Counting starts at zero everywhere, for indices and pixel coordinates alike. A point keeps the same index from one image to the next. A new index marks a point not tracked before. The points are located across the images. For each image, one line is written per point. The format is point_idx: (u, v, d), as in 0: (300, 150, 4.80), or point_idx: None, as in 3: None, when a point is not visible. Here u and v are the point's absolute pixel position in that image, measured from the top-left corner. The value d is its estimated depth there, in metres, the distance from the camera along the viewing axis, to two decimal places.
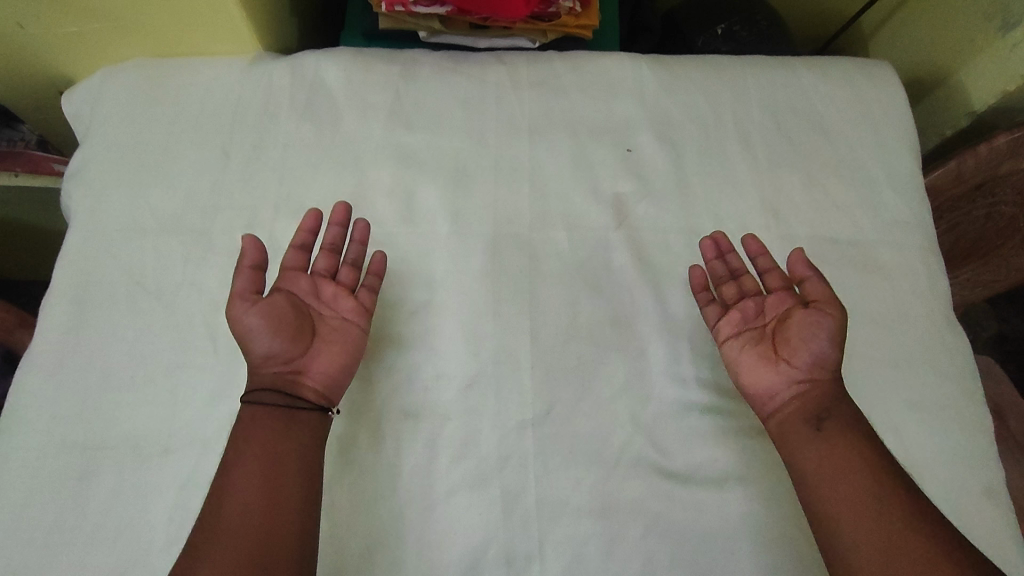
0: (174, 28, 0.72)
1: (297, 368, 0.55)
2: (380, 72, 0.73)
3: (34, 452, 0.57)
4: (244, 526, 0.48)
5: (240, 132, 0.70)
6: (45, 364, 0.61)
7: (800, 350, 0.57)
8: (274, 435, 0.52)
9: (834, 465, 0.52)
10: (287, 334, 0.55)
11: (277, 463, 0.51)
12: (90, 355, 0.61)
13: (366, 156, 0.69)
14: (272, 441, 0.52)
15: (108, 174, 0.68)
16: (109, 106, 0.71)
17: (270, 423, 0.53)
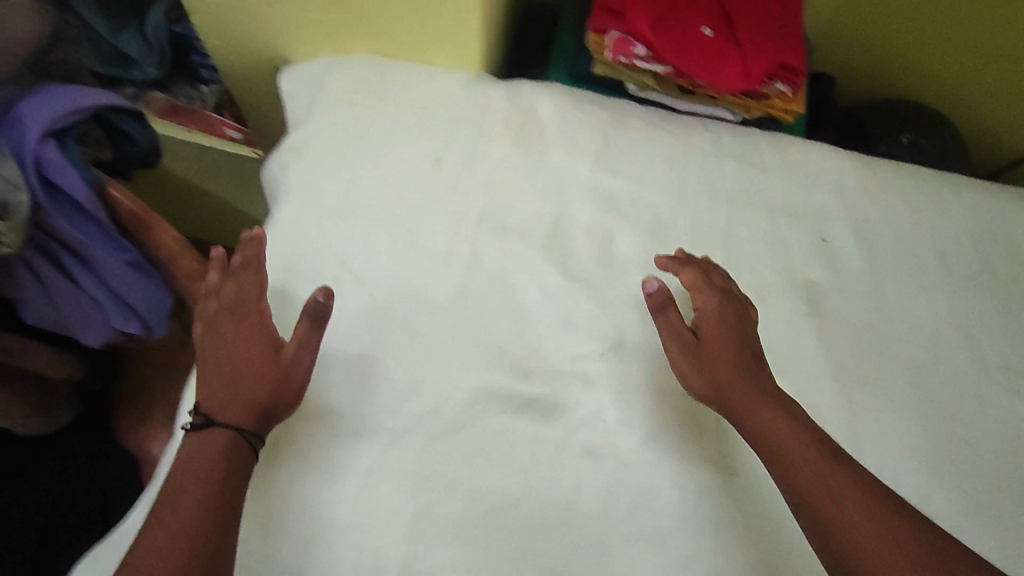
0: (408, 33, 0.76)
1: (264, 407, 0.56)
2: (591, 113, 0.75)
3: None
4: (172, 544, 0.48)
5: (453, 142, 0.72)
6: None
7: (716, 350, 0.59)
8: (200, 463, 0.52)
9: (780, 453, 0.53)
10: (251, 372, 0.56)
11: (195, 486, 0.50)
12: (293, 322, 0.63)
13: (569, 191, 0.71)
14: (192, 472, 0.51)
15: (328, 157, 0.71)
16: (336, 95, 0.75)
17: (210, 457, 0.52)
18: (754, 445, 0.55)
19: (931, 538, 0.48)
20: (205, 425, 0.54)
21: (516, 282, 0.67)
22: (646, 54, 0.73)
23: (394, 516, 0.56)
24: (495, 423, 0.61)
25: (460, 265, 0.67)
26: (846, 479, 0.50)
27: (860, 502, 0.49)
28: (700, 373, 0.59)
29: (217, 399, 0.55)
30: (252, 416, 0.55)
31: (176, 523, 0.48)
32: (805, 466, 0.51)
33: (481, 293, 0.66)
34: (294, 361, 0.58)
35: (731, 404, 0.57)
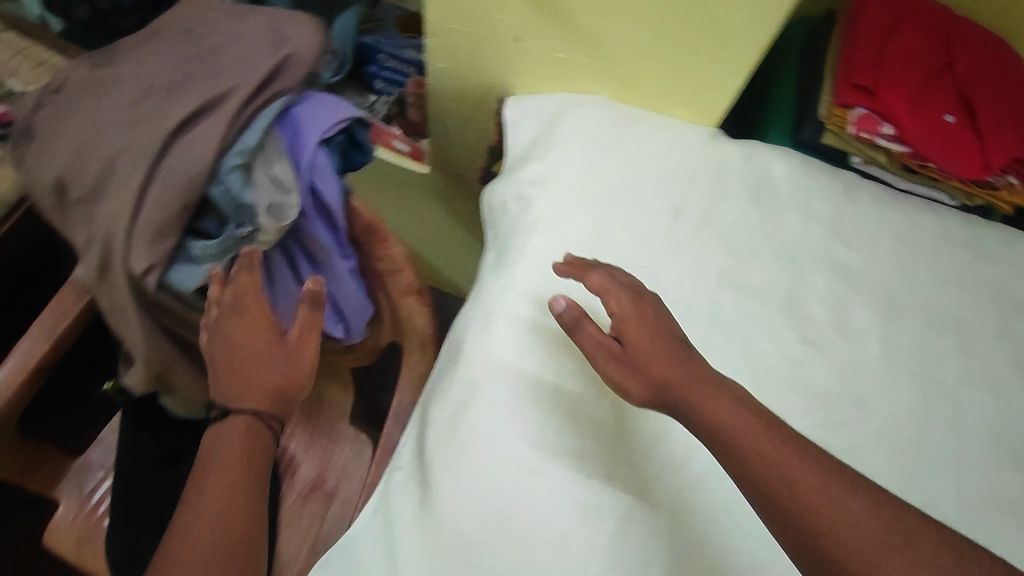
0: (656, 83, 0.76)
1: (281, 394, 0.66)
2: (823, 183, 0.76)
3: (491, 433, 0.61)
4: (213, 533, 0.57)
5: (693, 193, 0.74)
6: (509, 350, 0.65)
7: (627, 375, 0.58)
8: (233, 452, 0.62)
9: (727, 446, 0.52)
10: (254, 365, 0.66)
11: (227, 478, 0.61)
12: (547, 356, 0.65)
13: (803, 258, 0.73)
14: (217, 462, 0.61)
15: (573, 194, 0.73)
16: (576, 132, 0.77)
17: (235, 444, 0.63)
18: (705, 437, 0.54)
19: (886, 505, 0.49)
20: (223, 415, 0.64)
21: (754, 342, 0.68)
22: (891, 133, 0.75)
23: (648, 569, 0.57)
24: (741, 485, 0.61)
25: (701, 316, 0.69)
26: (793, 460, 0.51)
27: (827, 494, 0.49)
28: (643, 377, 0.57)
29: (237, 387, 0.64)
30: (267, 397, 0.65)
31: (204, 515, 0.58)
32: (757, 460, 0.51)
33: (721, 348, 0.68)
34: (299, 344, 0.68)
35: (676, 400, 0.56)
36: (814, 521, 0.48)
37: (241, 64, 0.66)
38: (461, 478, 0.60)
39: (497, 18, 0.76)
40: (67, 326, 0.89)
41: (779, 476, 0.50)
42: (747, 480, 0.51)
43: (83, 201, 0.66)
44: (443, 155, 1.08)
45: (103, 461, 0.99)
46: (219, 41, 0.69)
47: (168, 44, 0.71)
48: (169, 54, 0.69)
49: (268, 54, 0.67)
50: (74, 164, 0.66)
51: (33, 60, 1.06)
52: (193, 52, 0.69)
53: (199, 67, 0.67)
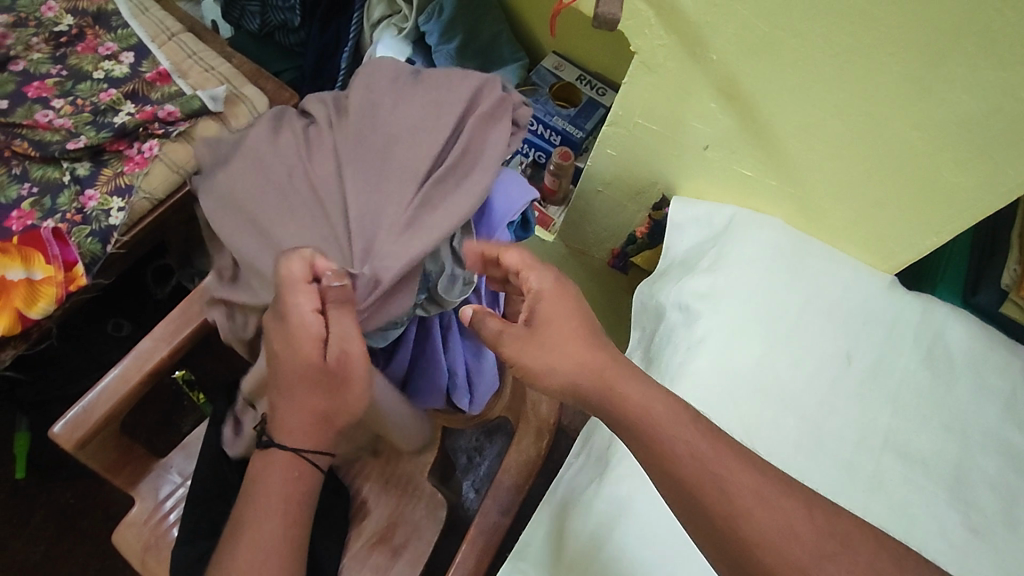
0: (844, 222, 0.74)
1: (314, 420, 0.60)
2: (1003, 356, 0.71)
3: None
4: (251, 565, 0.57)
5: (866, 343, 0.71)
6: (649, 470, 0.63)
7: (536, 351, 0.56)
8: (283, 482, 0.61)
9: (651, 442, 0.50)
10: (300, 400, 0.59)
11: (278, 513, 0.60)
12: None
13: (975, 434, 0.67)
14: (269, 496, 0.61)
15: (741, 319, 0.70)
16: (750, 254, 0.75)
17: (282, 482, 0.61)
18: (621, 419, 0.53)
19: (822, 510, 0.47)
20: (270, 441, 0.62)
21: (913, 516, 0.63)
22: None
23: None
24: None
25: (863, 481, 0.65)
26: (725, 456, 0.49)
27: (752, 488, 0.48)
28: (560, 363, 0.55)
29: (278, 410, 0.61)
30: (309, 432, 0.61)
31: (246, 561, 0.57)
32: (681, 451, 0.49)
33: (880, 516, 0.63)
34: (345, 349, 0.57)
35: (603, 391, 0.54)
36: (744, 520, 0.46)
37: (470, 161, 0.65)
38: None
39: (692, 125, 0.76)
40: (189, 331, 0.85)
41: (713, 477, 0.48)
42: (668, 474, 0.49)
43: (254, 227, 0.65)
44: (570, 223, 1.03)
45: (182, 467, 0.94)
46: (445, 112, 0.66)
47: (388, 99, 0.67)
48: (395, 119, 0.66)
49: (496, 153, 0.65)
50: (282, 221, 0.64)
51: (203, 64, 1.09)
52: (418, 123, 0.65)
53: (426, 145, 0.64)
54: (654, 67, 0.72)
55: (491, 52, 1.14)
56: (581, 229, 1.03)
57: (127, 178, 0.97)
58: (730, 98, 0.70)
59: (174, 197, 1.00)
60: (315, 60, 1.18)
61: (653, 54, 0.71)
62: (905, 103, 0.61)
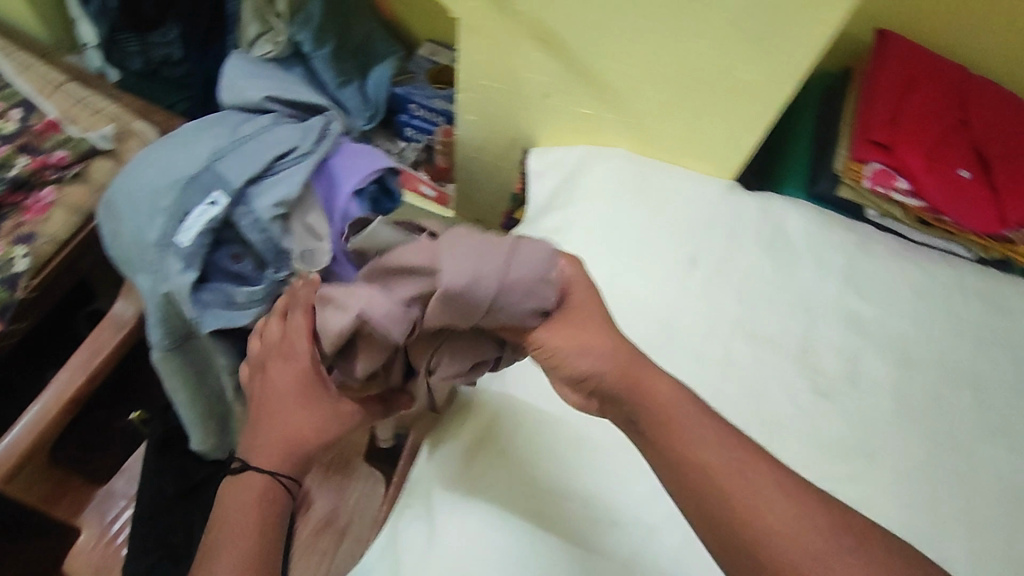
0: (675, 140, 0.80)
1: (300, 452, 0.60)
2: (837, 235, 0.78)
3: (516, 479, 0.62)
4: None
5: (709, 245, 0.76)
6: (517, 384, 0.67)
7: (571, 347, 0.51)
8: (253, 506, 0.58)
9: (702, 445, 0.50)
10: (285, 424, 0.60)
11: (245, 537, 0.56)
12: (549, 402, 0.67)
13: (817, 308, 0.73)
14: (237, 525, 0.56)
15: (592, 242, 0.76)
16: (598, 186, 0.81)
17: (250, 503, 0.58)
18: (644, 419, 0.51)
19: (800, 488, 0.49)
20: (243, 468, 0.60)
21: (763, 389, 0.68)
22: (906, 190, 0.78)
23: None
24: None
25: (714, 367, 0.69)
26: (750, 462, 0.49)
27: (777, 518, 0.47)
28: (587, 350, 0.51)
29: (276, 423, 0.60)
30: (284, 458, 0.60)
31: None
32: (710, 453, 0.49)
33: (732, 395, 0.68)
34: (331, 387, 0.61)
35: (651, 425, 0.51)
36: (760, 519, 0.47)
37: (340, 168, 0.72)
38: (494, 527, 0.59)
39: (528, 76, 0.81)
40: (105, 356, 0.90)
41: (737, 473, 0.48)
42: (667, 453, 0.50)
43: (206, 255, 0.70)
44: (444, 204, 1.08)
45: (126, 491, 0.96)
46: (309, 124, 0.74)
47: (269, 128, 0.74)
48: (274, 137, 0.72)
49: (353, 184, 0.70)
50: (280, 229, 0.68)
51: (92, 108, 1.14)
52: (287, 144, 0.70)
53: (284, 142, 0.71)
54: (477, 29, 0.78)
55: (366, 50, 1.20)
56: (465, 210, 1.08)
57: (29, 226, 1.01)
58: (548, 42, 0.76)
59: (79, 237, 1.04)
60: (203, 89, 1.24)
61: (472, 17, 0.76)
62: (686, 16, 0.67)
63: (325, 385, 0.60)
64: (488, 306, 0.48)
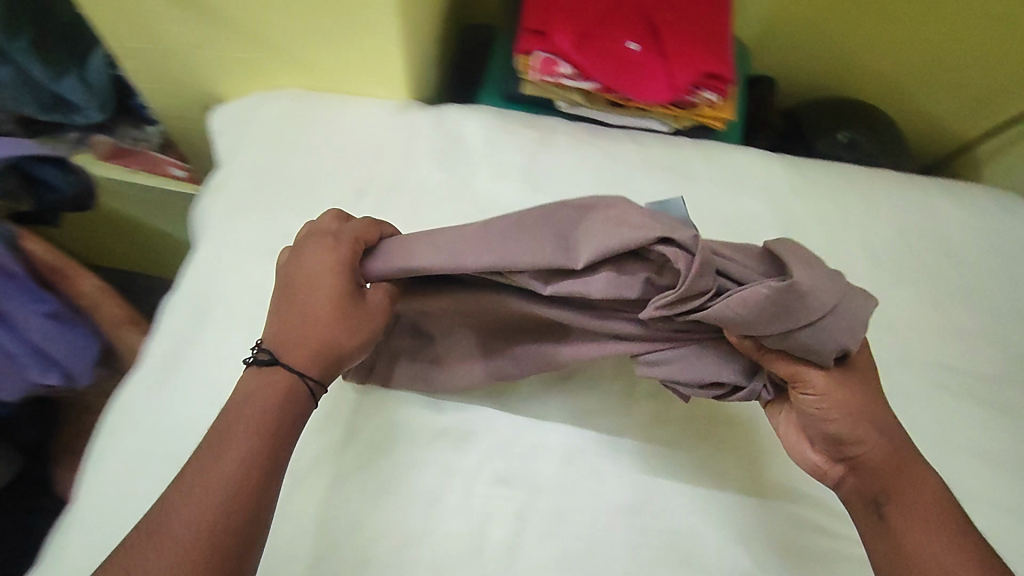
0: (334, 67, 0.75)
1: (335, 354, 0.53)
2: (517, 134, 0.75)
3: (182, 443, 0.60)
4: (190, 520, 0.44)
5: (378, 174, 0.73)
6: (167, 353, 0.65)
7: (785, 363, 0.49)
8: (254, 404, 0.49)
9: (879, 460, 0.51)
10: (307, 316, 0.52)
11: (244, 432, 0.47)
12: (196, 368, 0.64)
13: (493, 213, 0.71)
14: (243, 422, 0.48)
15: (248, 194, 0.72)
16: (259, 133, 0.75)
17: (268, 396, 0.50)
18: (874, 483, 0.51)
19: (964, 539, 0.48)
20: (268, 361, 0.51)
21: None
22: (571, 73, 0.73)
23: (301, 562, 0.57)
24: (409, 455, 0.62)
25: None
26: (932, 520, 0.49)
27: (952, 551, 0.48)
28: (849, 410, 0.50)
29: (302, 325, 0.52)
30: (315, 359, 0.52)
31: (184, 514, 0.44)
32: (919, 512, 0.49)
33: None
34: (372, 311, 0.55)
35: (882, 462, 0.51)
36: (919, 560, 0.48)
37: None
38: (451, 484, 0.61)
39: (160, 27, 0.73)
40: None
41: (931, 521, 0.49)
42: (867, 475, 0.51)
43: None
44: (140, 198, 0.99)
45: None
46: None
47: None
48: None
49: None
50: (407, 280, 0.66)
51: None
52: None
53: None
54: None
55: None
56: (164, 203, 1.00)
57: None
58: None
59: None
60: None
61: None
62: None
63: (356, 282, 0.55)
64: (779, 293, 0.45)
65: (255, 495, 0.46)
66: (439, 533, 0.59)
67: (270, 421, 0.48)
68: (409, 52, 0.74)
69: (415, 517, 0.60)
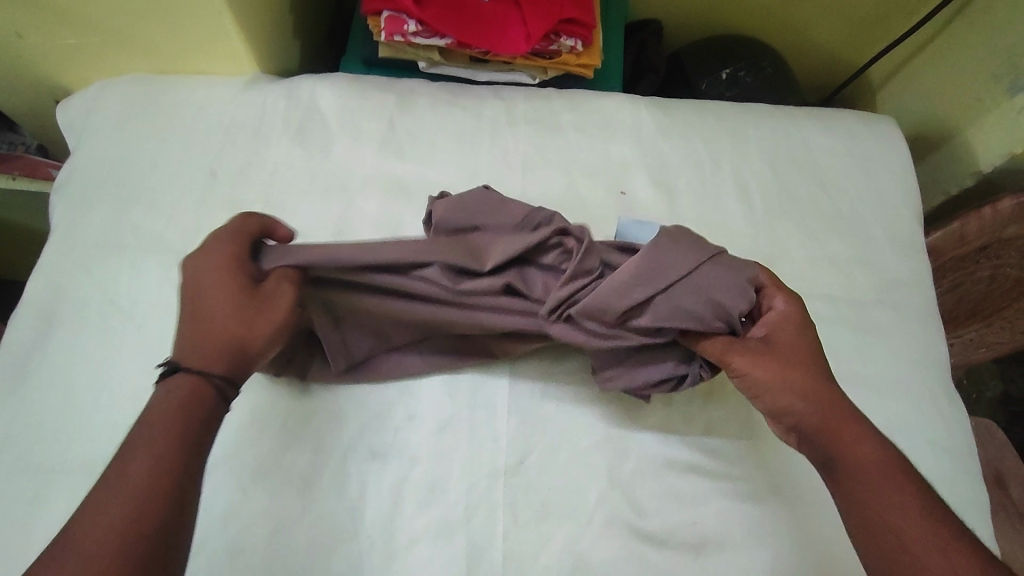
0: (174, 46, 0.71)
1: (238, 349, 0.48)
2: (374, 100, 0.72)
3: (30, 455, 0.56)
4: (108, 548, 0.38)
5: (229, 153, 0.69)
6: (10, 363, 0.60)
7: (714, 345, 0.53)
8: (175, 404, 0.44)
9: (823, 424, 0.49)
10: (206, 317, 0.48)
11: (155, 442, 0.42)
12: (41, 375, 0.59)
13: (354, 185, 0.69)
14: (154, 424, 0.43)
15: (89, 188, 0.67)
16: (101, 122, 0.70)
17: (171, 400, 0.45)
18: (837, 449, 0.48)
19: (929, 499, 0.45)
20: (168, 372, 0.46)
21: None
22: (421, 30, 0.71)
23: None
24: (274, 441, 0.58)
25: None
26: (896, 483, 0.46)
27: (908, 509, 0.44)
28: (794, 387, 0.50)
29: (187, 326, 0.48)
30: (216, 356, 0.47)
31: (98, 528, 0.39)
32: (882, 480, 0.46)
33: None
34: (272, 299, 0.51)
35: (824, 428, 0.49)
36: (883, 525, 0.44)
37: None
38: (358, 479, 0.57)
39: None
40: None
41: (888, 485, 0.46)
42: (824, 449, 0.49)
43: None
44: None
45: None
46: None
47: None
48: None
49: None
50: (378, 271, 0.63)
51: None
52: None
53: None
54: None
55: None
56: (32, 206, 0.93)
57: None
58: None
59: None
60: None
61: None
62: None
63: (249, 276, 0.51)
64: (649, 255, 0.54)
65: (170, 501, 0.41)
66: (340, 538, 0.55)
67: (183, 422, 0.44)
68: (252, 24, 0.72)
69: (309, 524, 0.55)
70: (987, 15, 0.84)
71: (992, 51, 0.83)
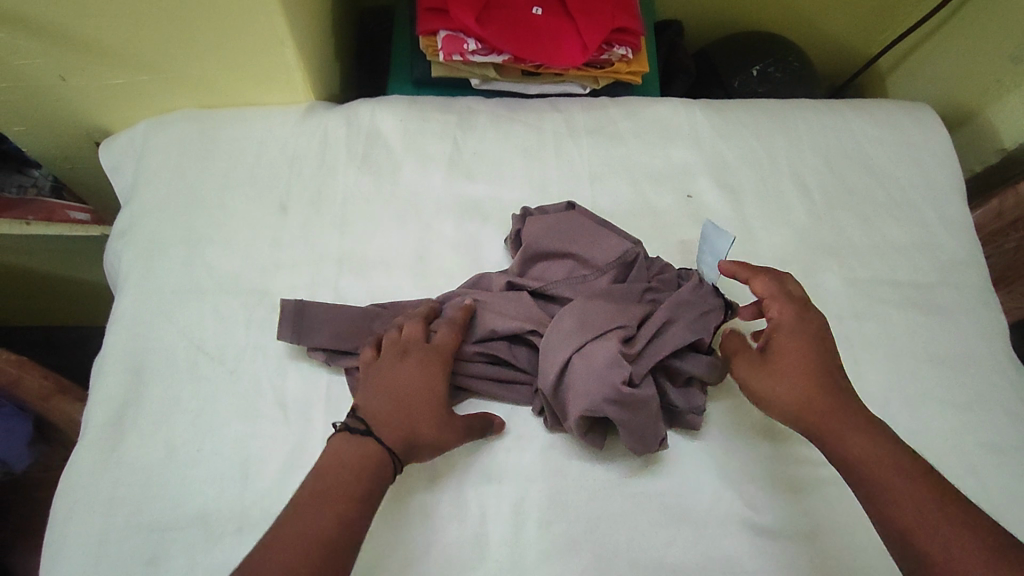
0: (227, 79, 0.69)
1: (417, 439, 0.54)
2: (437, 121, 0.72)
3: (142, 514, 0.55)
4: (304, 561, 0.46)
5: (296, 186, 0.68)
6: (103, 418, 0.58)
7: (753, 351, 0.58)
8: (356, 460, 0.51)
9: (824, 419, 0.53)
10: (404, 396, 0.55)
11: (330, 510, 0.48)
12: (140, 431, 0.58)
13: (427, 208, 0.68)
14: (352, 465, 0.51)
15: (156, 232, 0.65)
16: (157, 162, 0.68)
17: (367, 452, 0.52)
18: (842, 449, 0.52)
19: (933, 483, 0.49)
20: (365, 430, 0.53)
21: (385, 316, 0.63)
22: (479, 49, 0.71)
23: None
24: (392, 475, 0.57)
25: None
26: (900, 470, 0.49)
27: (910, 491, 0.48)
28: (797, 388, 0.55)
29: (392, 411, 0.54)
30: (404, 442, 0.53)
31: (298, 536, 0.47)
32: (885, 471, 0.50)
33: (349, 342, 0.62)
34: (462, 413, 0.57)
35: (823, 423, 0.53)
36: (898, 513, 0.48)
37: None
38: (476, 506, 0.57)
39: (19, 63, 0.65)
40: None
41: (889, 476, 0.49)
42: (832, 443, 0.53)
43: None
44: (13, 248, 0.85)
45: None
46: None
47: None
48: None
49: None
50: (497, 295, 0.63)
51: None
52: None
53: None
54: None
55: None
56: (63, 249, 0.88)
57: None
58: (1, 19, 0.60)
59: None
60: None
61: None
62: None
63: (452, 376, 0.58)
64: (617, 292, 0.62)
65: (348, 536, 0.48)
66: (470, 565, 0.55)
67: (368, 465, 0.51)
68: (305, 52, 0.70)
69: (436, 556, 0.55)
70: (1001, 1, 0.88)
71: (1010, 35, 0.87)
